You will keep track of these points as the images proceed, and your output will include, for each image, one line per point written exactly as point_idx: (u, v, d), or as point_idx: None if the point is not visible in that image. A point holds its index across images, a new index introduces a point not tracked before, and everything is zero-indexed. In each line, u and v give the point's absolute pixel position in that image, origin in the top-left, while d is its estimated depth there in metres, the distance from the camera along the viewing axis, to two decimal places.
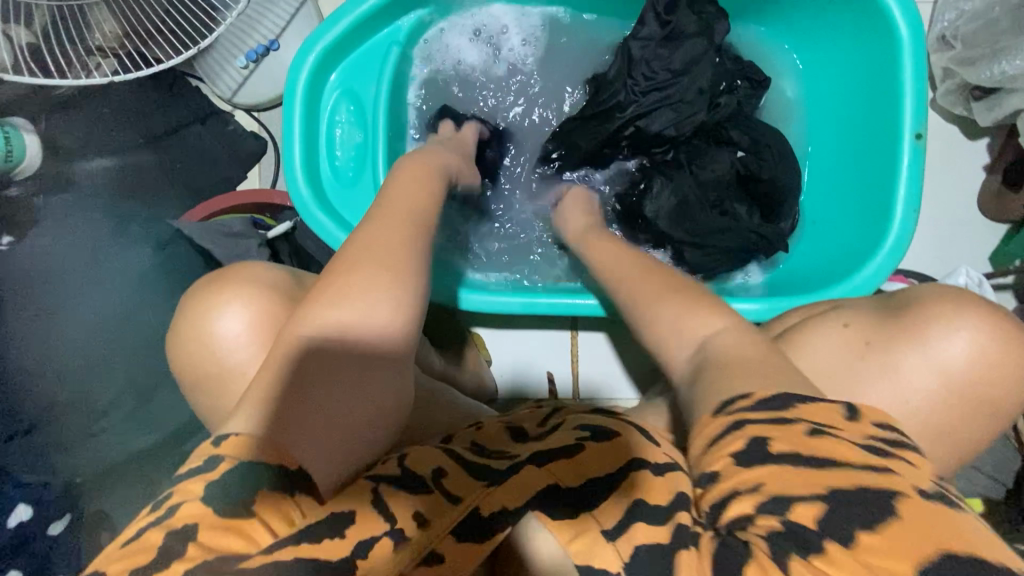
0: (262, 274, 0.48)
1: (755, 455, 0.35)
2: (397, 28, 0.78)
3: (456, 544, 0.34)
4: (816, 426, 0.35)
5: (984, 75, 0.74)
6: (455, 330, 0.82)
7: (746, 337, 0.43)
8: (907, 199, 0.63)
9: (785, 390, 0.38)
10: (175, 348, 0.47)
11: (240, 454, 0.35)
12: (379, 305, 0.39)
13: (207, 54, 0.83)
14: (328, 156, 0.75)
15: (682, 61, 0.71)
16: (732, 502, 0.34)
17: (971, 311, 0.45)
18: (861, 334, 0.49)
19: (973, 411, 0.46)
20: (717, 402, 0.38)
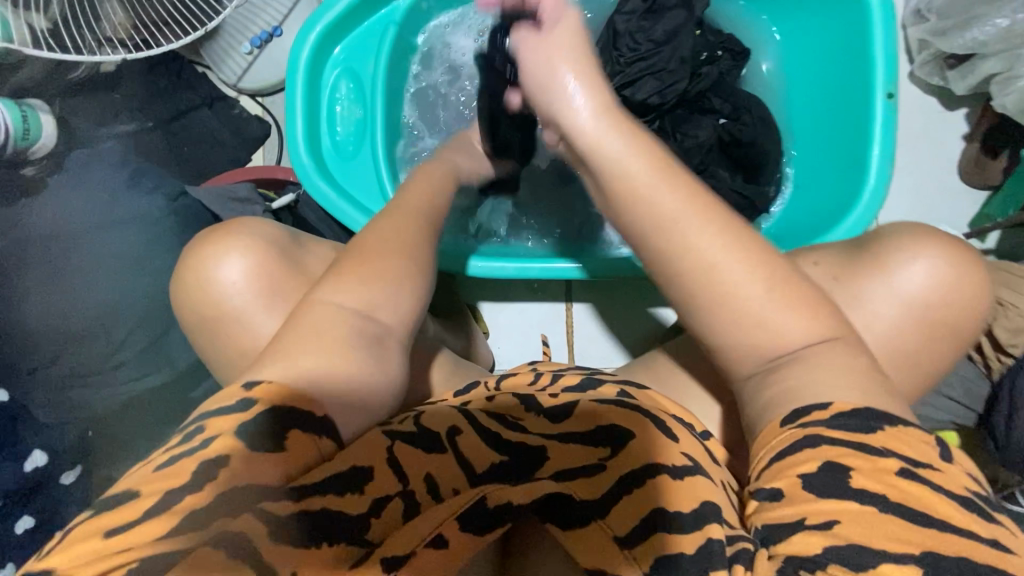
0: (259, 228, 0.52)
1: (828, 483, 0.36)
2: (394, 9, 0.80)
3: (462, 533, 0.35)
4: (907, 467, 0.36)
5: (956, 43, 0.80)
6: (450, 294, 0.85)
7: (832, 356, 0.42)
8: (881, 156, 0.66)
9: (874, 412, 0.39)
10: (176, 295, 0.51)
11: (275, 399, 0.37)
12: (386, 266, 0.44)
13: (214, 42, 0.87)
14: (330, 132, 0.78)
15: (664, 31, 0.72)
16: (798, 531, 0.35)
17: (928, 241, 0.48)
18: (830, 269, 0.50)
19: (931, 336, 0.47)
20: (786, 414, 0.40)
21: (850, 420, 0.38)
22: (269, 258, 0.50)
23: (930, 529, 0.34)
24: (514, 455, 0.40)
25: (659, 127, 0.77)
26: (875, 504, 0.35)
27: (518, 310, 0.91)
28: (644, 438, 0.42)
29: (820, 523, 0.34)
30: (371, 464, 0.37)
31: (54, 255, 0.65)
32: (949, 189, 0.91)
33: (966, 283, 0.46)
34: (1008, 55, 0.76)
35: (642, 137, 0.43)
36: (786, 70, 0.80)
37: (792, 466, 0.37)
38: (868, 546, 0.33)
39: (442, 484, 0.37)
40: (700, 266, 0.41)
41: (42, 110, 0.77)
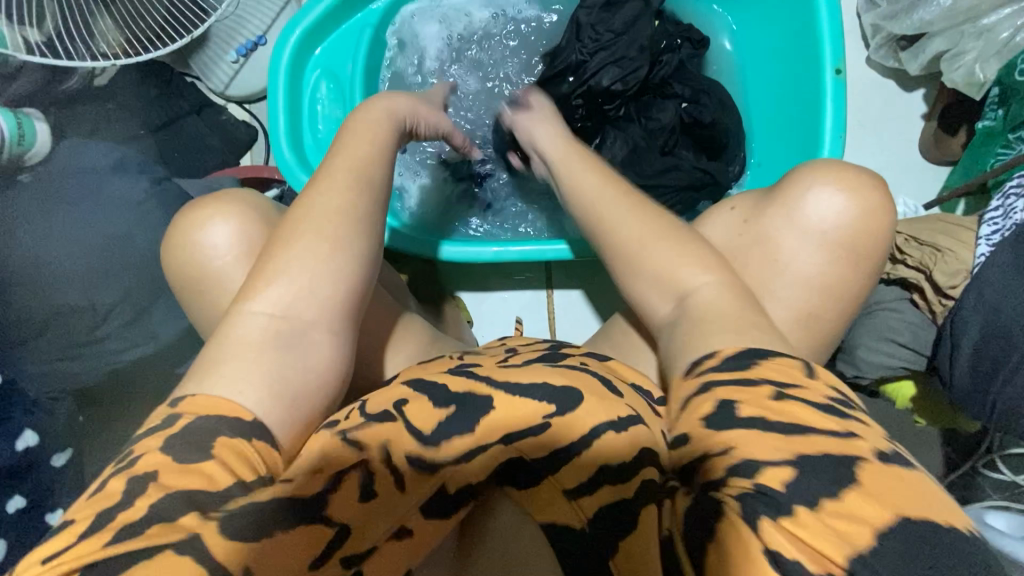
0: (250, 199, 0.58)
1: (724, 419, 0.37)
2: (371, 12, 0.85)
3: (423, 520, 0.36)
4: (778, 388, 0.37)
5: (906, 25, 0.84)
6: (433, 283, 0.90)
7: (725, 292, 0.46)
8: (833, 128, 0.69)
9: (750, 348, 0.40)
10: (168, 255, 0.56)
11: (199, 410, 0.39)
12: (335, 232, 0.46)
13: (202, 49, 0.90)
14: (311, 130, 0.82)
15: (623, 23, 0.77)
16: (703, 462, 0.36)
17: (849, 178, 0.52)
18: (743, 213, 0.57)
19: (857, 264, 0.51)
20: (687, 365, 0.42)
21: (733, 362, 0.40)
22: (254, 221, 0.55)
23: (799, 436, 0.35)
24: (459, 404, 0.40)
25: (624, 114, 0.81)
26: (756, 425, 0.36)
27: (498, 297, 0.93)
28: (590, 395, 0.41)
29: (720, 449, 0.36)
30: (321, 454, 0.37)
31: (46, 252, 0.68)
32: (912, 164, 0.92)
33: (871, 209, 0.51)
34: (952, 33, 0.80)
35: (599, 166, 0.59)
36: (742, 57, 0.84)
37: (696, 409, 0.38)
38: (753, 459, 0.34)
39: (396, 448, 0.37)
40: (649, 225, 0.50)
41: (37, 118, 0.79)
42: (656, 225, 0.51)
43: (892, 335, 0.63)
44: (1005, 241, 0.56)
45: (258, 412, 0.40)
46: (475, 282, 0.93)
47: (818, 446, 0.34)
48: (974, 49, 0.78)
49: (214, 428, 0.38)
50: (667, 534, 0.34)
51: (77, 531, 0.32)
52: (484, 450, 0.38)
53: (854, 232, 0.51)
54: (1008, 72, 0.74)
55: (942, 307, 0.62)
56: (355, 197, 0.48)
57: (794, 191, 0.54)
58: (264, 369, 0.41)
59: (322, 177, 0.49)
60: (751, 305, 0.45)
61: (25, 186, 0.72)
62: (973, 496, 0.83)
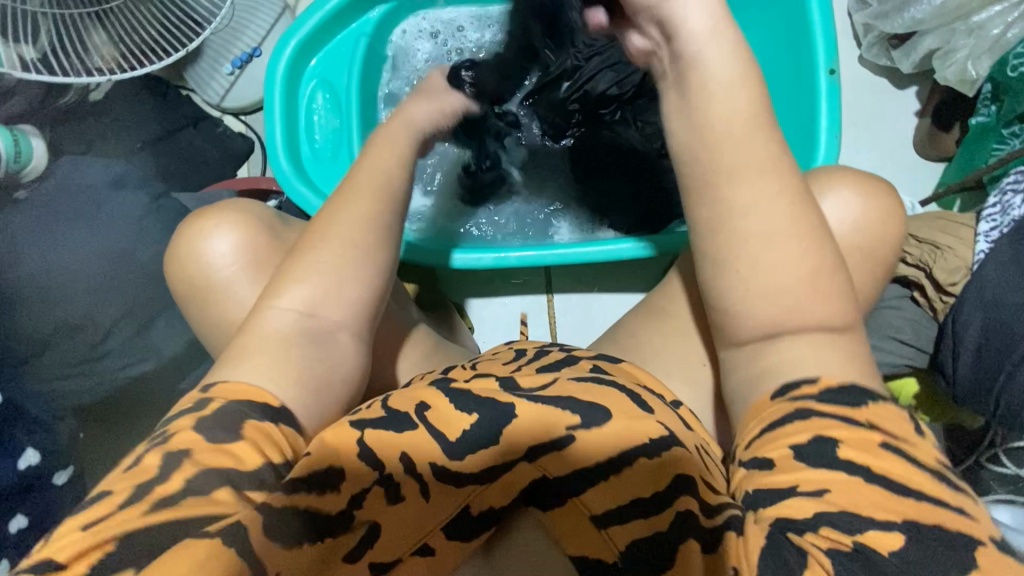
0: (246, 207, 0.59)
1: (820, 458, 0.39)
2: (365, 21, 0.85)
3: (446, 540, 0.37)
4: (888, 439, 0.39)
5: (897, 24, 0.84)
6: (434, 288, 0.90)
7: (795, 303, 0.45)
8: (828, 127, 0.69)
9: (857, 384, 0.42)
10: (171, 264, 0.57)
11: (228, 395, 0.42)
12: (350, 248, 0.48)
13: (198, 65, 0.92)
14: (308, 140, 0.82)
15: None
16: (790, 496, 0.38)
17: (855, 184, 0.54)
18: None
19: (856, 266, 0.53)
20: (776, 388, 0.43)
21: (837, 394, 0.41)
22: (252, 229, 0.57)
23: (912, 499, 0.36)
24: (483, 413, 0.39)
25: (621, 117, 0.82)
26: (857, 473, 0.38)
27: (500, 303, 0.93)
28: (618, 410, 0.41)
29: (812, 490, 0.38)
30: (348, 458, 0.37)
31: (47, 270, 0.67)
32: (907, 162, 0.93)
33: (875, 209, 0.53)
34: (942, 31, 0.81)
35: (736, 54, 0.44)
36: None
37: (784, 436, 0.40)
38: (856, 511, 0.36)
39: (418, 460, 0.38)
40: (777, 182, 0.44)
41: (33, 135, 0.79)
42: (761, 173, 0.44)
43: (895, 333, 0.63)
44: (1006, 238, 0.56)
45: (284, 396, 0.43)
46: (476, 287, 0.93)
47: (930, 514, 0.36)
48: (964, 46, 0.79)
49: (245, 413, 0.41)
50: (734, 568, 0.36)
51: (116, 502, 0.35)
52: (511, 469, 0.38)
53: (867, 238, 0.53)
54: (1001, 68, 0.75)
55: (943, 304, 0.62)
56: (375, 211, 0.50)
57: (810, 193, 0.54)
58: (293, 370, 0.44)
59: (350, 196, 0.50)
60: (791, 290, 0.43)
61: (22, 205, 0.71)
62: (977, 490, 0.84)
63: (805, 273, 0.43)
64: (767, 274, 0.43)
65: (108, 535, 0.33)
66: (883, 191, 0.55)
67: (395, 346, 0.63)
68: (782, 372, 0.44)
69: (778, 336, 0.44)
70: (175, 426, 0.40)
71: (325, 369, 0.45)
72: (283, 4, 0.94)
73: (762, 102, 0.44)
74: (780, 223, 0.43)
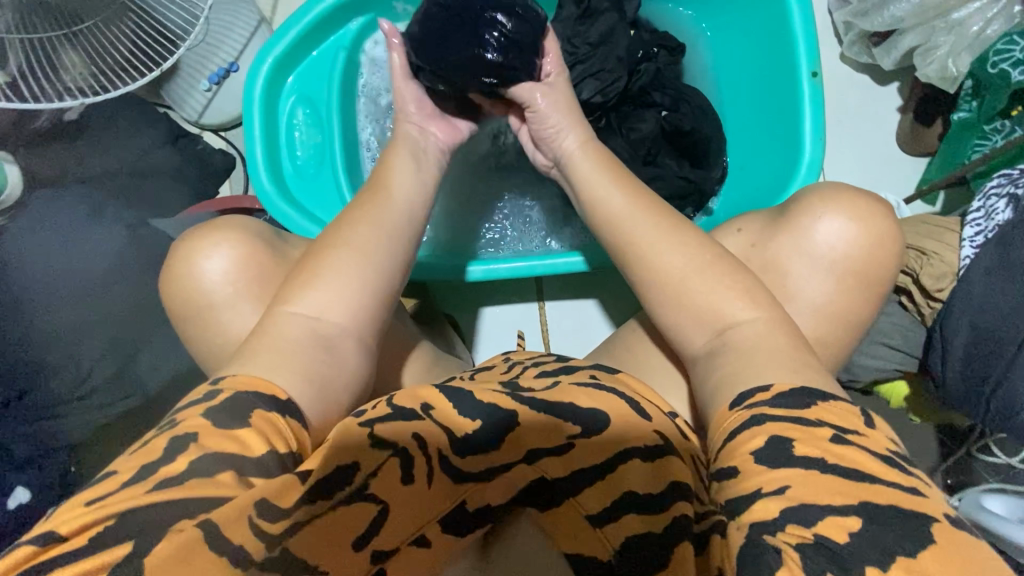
0: (245, 224, 0.63)
1: (779, 458, 0.39)
2: (344, 33, 0.83)
3: (443, 534, 0.37)
4: (837, 433, 0.40)
5: (877, 21, 0.84)
6: (427, 302, 0.88)
7: (771, 324, 0.49)
8: (813, 131, 0.70)
9: (805, 391, 0.43)
10: (167, 282, 0.61)
11: (238, 387, 0.43)
12: (344, 286, 0.51)
13: (173, 81, 0.90)
14: (290, 157, 0.80)
15: (599, 33, 0.76)
16: (757, 499, 0.38)
17: (844, 204, 0.55)
18: (749, 236, 0.60)
19: (840, 278, 0.54)
20: (735, 398, 0.45)
21: (789, 399, 0.43)
22: (246, 246, 0.60)
23: (863, 482, 0.37)
24: (485, 416, 0.41)
25: (606, 125, 0.80)
26: (814, 466, 0.38)
27: (493, 313, 0.93)
28: (617, 417, 0.43)
29: (774, 489, 0.38)
30: (360, 455, 0.37)
31: (36, 305, 0.67)
32: (892, 158, 0.93)
33: (871, 238, 0.54)
34: (924, 28, 0.81)
35: (623, 185, 0.59)
36: (719, 62, 0.84)
37: (744, 442, 0.41)
38: (814, 501, 0.36)
39: (431, 443, 0.39)
40: (697, 261, 0.52)
41: (8, 162, 0.78)
42: (677, 248, 0.53)
43: (884, 338, 0.64)
44: (987, 243, 0.57)
45: (292, 392, 0.45)
46: (486, 296, 0.93)
47: (884, 496, 0.37)
48: (945, 43, 0.79)
49: (253, 402, 0.42)
50: (717, 568, 0.36)
51: (121, 481, 0.36)
52: (511, 469, 0.40)
53: (862, 262, 0.54)
54: (980, 64, 0.75)
55: (930, 309, 0.62)
56: (372, 248, 0.53)
57: (803, 216, 0.56)
58: (301, 369, 0.46)
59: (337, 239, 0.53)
60: (661, 267, 0.53)
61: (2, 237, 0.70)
62: (967, 480, 0.86)
63: (713, 276, 0.51)
64: (670, 277, 0.52)
65: (114, 509, 0.34)
66: (854, 198, 0.55)
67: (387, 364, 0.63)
68: (751, 377, 0.46)
69: (769, 360, 0.46)
70: (183, 414, 0.41)
71: (325, 394, 0.47)
72: (259, 18, 0.92)
73: (655, 211, 0.56)
74: (693, 263, 0.52)
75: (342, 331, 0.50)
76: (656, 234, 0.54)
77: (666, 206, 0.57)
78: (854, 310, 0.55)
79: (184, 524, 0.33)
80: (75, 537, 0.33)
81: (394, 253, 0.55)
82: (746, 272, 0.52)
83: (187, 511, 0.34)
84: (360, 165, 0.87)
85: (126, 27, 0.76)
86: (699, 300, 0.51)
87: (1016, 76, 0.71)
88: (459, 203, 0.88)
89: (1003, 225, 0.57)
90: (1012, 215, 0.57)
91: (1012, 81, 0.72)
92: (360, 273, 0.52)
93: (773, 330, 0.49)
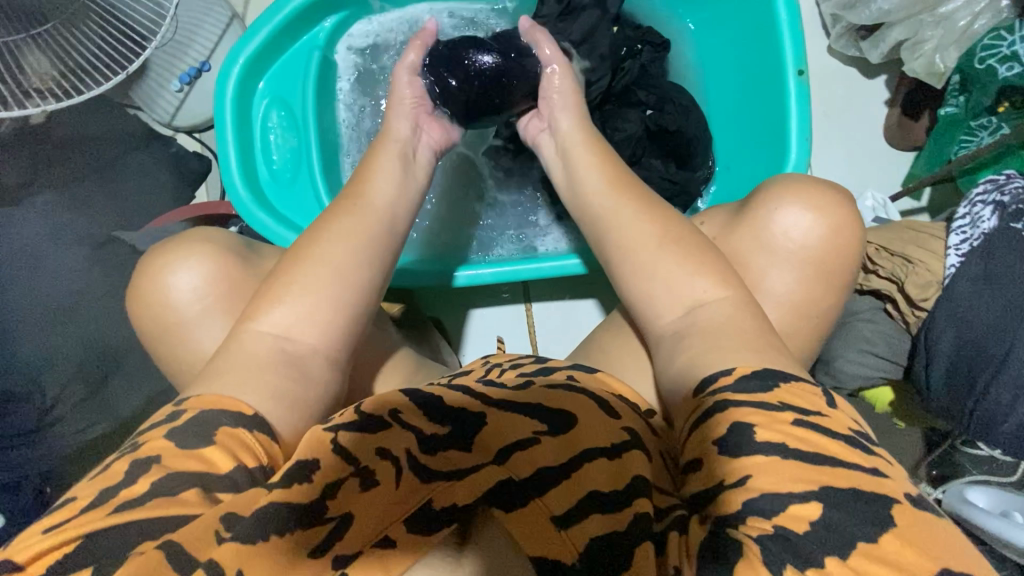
0: (211, 237, 0.61)
1: (740, 447, 0.38)
2: (318, 31, 0.81)
3: (406, 534, 0.36)
4: (800, 416, 0.39)
5: (864, 15, 0.82)
6: (415, 310, 0.87)
7: (738, 308, 0.47)
8: (799, 131, 0.69)
9: (766, 371, 0.42)
10: (137, 301, 0.59)
11: (202, 404, 0.42)
12: (317, 300, 0.49)
13: (142, 82, 0.86)
14: (266, 162, 0.78)
15: (580, 31, 0.75)
16: (719, 491, 0.37)
17: (803, 193, 0.54)
18: (711, 230, 0.58)
19: (824, 280, 0.53)
20: (699, 383, 0.43)
21: (753, 382, 0.41)
22: (214, 262, 0.58)
23: (825, 466, 0.37)
24: (455, 422, 0.41)
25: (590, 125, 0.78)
26: (776, 453, 0.37)
27: (479, 315, 0.91)
28: (584, 415, 0.43)
29: (735, 480, 0.37)
30: (323, 457, 0.38)
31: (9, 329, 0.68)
32: (879, 152, 0.92)
33: (838, 230, 0.53)
34: (910, 22, 0.80)
35: (609, 177, 0.57)
36: (705, 57, 0.82)
37: (708, 430, 0.40)
38: (776, 491, 0.36)
39: (396, 448, 0.38)
40: (663, 232, 0.51)
41: None
42: (640, 225, 0.52)
43: (869, 346, 0.64)
44: (973, 252, 0.58)
45: (260, 409, 0.44)
46: (473, 298, 0.91)
47: (845, 479, 0.36)
48: (933, 37, 0.78)
49: (218, 420, 0.41)
50: (675, 567, 0.35)
51: (79, 507, 0.36)
52: (479, 470, 0.38)
53: (820, 252, 0.53)
54: (968, 60, 0.74)
55: (915, 318, 0.62)
56: (348, 261, 0.51)
57: (762, 208, 0.54)
58: (270, 388, 0.45)
59: (310, 252, 0.51)
60: (633, 256, 0.51)
61: None
62: (952, 472, 0.87)
63: (677, 265, 0.50)
64: (643, 267, 0.51)
65: (77, 531, 0.34)
66: (817, 188, 0.54)
67: (367, 370, 0.62)
68: (706, 364, 0.44)
69: (733, 344, 0.45)
70: (145, 437, 0.40)
71: (295, 413, 0.46)
72: (231, 13, 0.88)
73: (638, 199, 0.54)
74: (669, 257, 0.50)
75: (318, 360, 0.49)
76: (634, 225, 0.52)
77: (648, 194, 0.55)
78: (819, 302, 0.53)
79: (146, 546, 0.33)
80: (33, 565, 0.33)
81: (368, 261, 0.52)
82: (730, 275, 0.49)
83: (147, 533, 0.34)
84: (338, 169, 0.85)
85: (90, 28, 0.73)
86: (662, 283, 0.50)
87: (1003, 73, 0.71)
88: (448, 210, 0.86)
89: (990, 233, 0.58)
90: (998, 223, 0.58)
91: (999, 78, 0.72)
92: (333, 286, 0.50)
93: (739, 308, 0.47)
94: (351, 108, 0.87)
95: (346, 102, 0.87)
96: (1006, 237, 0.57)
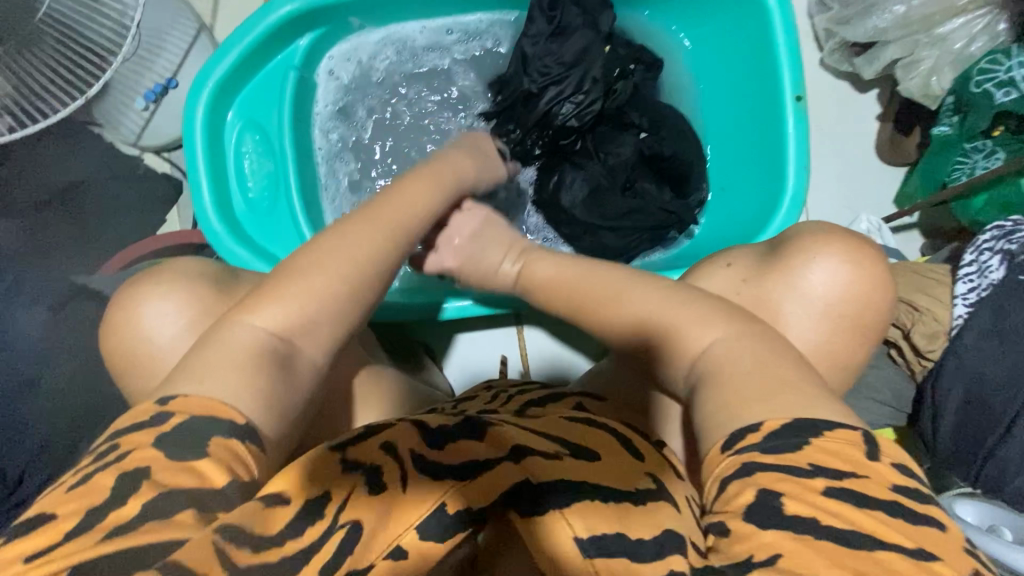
0: (191, 267, 0.57)
1: (769, 518, 0.33)
2: (294, 50, 0.76)
3: (420, 542, 0.33)
4: (836, 483, 0.34)
5: (859, 31, 0.81)
6: (402, 336, 0.84)
7: (748, 346, 0.42)
8: (797, 158, 0.67)
9: (801, 423, 0.35)
10: (114, 328, 0.54)
11: (193, 410, 0.37)
12: (310, 361, 0.45)
13: (103, 99, 0.77)
14: (240, 189, 0.73)
15: (572, 53, 0.72)
16: (750, 571, 0.32)
17: (830, 246, 0.52)
18: (740, 273, 0.56)
19: (842, 328, 0.51)
20: (725, 437, 0.36)
21: (782, 439, 0.35)
22: (196, 296, 0.54)
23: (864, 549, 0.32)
24: (469, 422, 0.41)
25: (582, 147, 0.76)
26: (808, 531, 0.32)
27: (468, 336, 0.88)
28: (606, 449, 0.42)
29: (765, 559, 0.32)
30: (330, 464, 0.35)
31: None
32: (871, 170, 0.90)
33: (867, 280, 0.51)
34: (907, 40, 0.79)
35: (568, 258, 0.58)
36: (699, 75, 0.80)
37: (734, 497, 0.34)
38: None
39: (402, 447, 0.38)
40: (661, 285, 0.50)
41: None
42: (648, 291, 0.49)
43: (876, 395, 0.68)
44: (983, 302, 0.63)
45: (252, 417, 0.38)
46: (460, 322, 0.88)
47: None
48: (930, 57, 0.77)
49: (208, 430, 0.36)
50: None
51: (65, 530, 0.31)
52: (495, 468, 0.37)
53: (851, 307, 0.51)
54: (963, 82, 0.74)
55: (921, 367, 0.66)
56: (345, 314, 0.46)
57: (796, 259, 0.53)
58: (250, 375, 0.40)
59: (281, 300, 0.45)
60: (625, 304, 0.50)
61: None
62: None
63: (699, 311, 0.45)
64: (661, 329, 0.46)
65: (63, 558, 0.30)
66: (848, 238, 0.53)
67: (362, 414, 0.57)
68: (727, 418, 0.37)
69: (762, 391, 0.38)
70: (132, 443, 0.35)
71: None
72: (197, 25, 0.83)
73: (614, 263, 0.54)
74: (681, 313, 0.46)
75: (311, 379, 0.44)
76: (625, 285, 0.52)
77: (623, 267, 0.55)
78: (842, 351, 0.52)
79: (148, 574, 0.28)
80: None
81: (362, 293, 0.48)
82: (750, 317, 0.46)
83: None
84: (317, 196, 0.81)
85: (45, 48, 0.66)
86: (672, 322, 0.46)
87: (1000, 98, 0.70)
88: None
89: (996, 285, 0.63)
90: (1006, 274, 0.63)
91: (996, 103, 0.71)
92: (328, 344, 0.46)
93: (746, 342, 0.42)
94: (331, 129, 0.82)
95: (326, 123, 0.82)
96: (1014, 290, 0.62)
